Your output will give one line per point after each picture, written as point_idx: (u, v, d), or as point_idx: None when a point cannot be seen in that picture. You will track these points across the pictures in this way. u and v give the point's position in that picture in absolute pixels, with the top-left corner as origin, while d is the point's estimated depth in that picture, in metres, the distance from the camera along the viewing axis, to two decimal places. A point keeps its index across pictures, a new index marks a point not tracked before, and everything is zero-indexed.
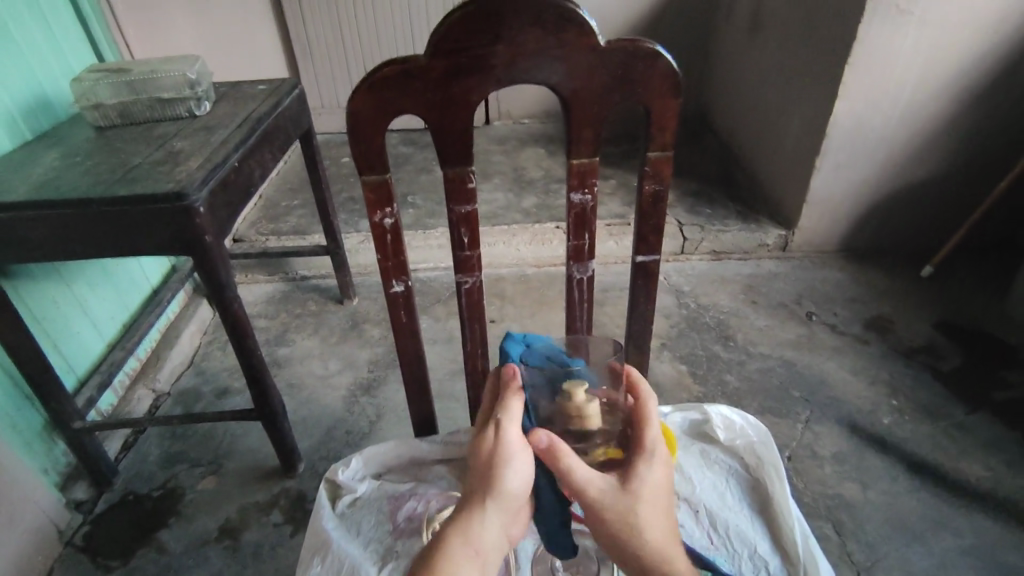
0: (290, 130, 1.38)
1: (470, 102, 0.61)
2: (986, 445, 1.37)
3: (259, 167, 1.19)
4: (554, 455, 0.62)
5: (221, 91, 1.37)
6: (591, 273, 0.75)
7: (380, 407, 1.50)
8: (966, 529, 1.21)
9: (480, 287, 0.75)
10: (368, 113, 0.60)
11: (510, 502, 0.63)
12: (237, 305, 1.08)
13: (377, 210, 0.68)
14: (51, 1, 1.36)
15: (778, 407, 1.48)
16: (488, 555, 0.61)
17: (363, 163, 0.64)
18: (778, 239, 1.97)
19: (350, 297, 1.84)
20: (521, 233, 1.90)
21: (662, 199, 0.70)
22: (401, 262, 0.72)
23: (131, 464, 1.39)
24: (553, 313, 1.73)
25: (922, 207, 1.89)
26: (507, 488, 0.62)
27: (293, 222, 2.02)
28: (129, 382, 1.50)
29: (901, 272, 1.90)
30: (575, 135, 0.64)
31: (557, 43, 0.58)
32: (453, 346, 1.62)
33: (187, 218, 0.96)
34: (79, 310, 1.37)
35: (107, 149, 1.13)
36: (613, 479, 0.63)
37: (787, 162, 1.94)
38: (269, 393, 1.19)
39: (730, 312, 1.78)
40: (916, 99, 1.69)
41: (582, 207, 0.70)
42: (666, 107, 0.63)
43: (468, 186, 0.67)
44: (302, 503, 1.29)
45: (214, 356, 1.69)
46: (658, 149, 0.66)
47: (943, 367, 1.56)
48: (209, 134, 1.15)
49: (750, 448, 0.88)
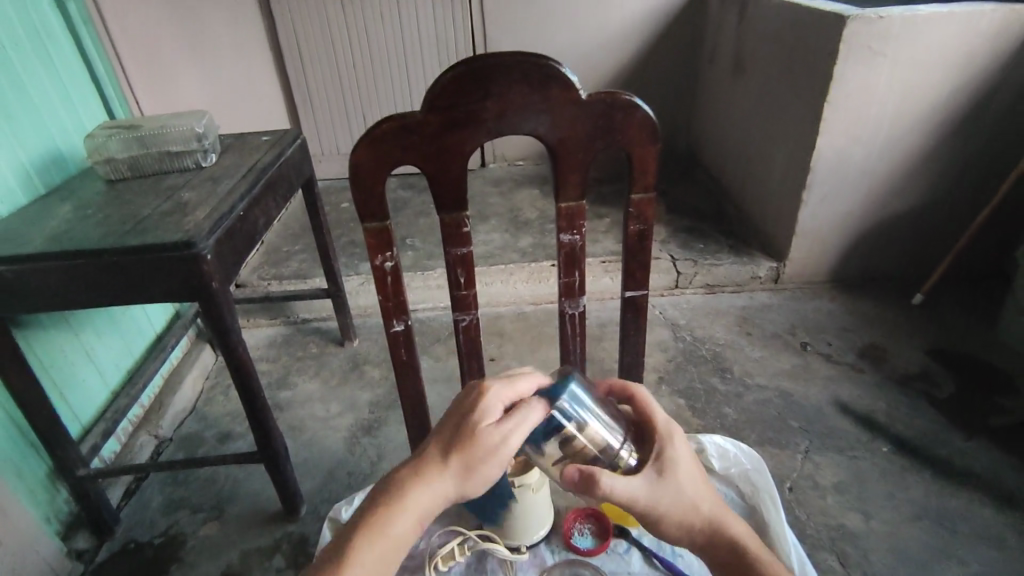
0: (293, 178, 1.43)
1: (464, 153, 0.66)
2: (985, 471, 1.37)
3: (263, 215, 1.24)
4: (591, 480, 0.60)
5: (226, 143, 1.43)
6: (582, 308, 0.79)
7: (381, 447, 1.51)
8: (970, 557, 1.21)
9: (477, 324, 0.78)
10: (368, 165, 0.65)
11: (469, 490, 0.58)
12: (241, 349, 1.11)
13: (377, 254, 0.71)
14: (67, 64, 1.44)
15: (777, 438, 1.49)
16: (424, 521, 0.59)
17: (365, 210, 0.68)
18: (769, 271, 2.01)
19: (351, 338, 1.86)
20: (518, 272, 1.94)
21: (647, 237, 0.74)
22: (401, 302, 0.76)
23: (132, 512, 1.39)
24: (551, 350, 1.75)
25: (908, 237, 1.94)
26: (476, 483, 0.57)
27: (295, 266, 2.06)
28: (132, 429, 1.51)
29: (892, 301, 1.93)
30: (562, 180, 0.69)
31: (542, 98, 0.63)
32: (452, 385, 1.64)
33: (194, 265, 1.00)
34: (85, 358, 1.39)
35: (117, 201, 1.18)
36: (647, 476, 0.63)
37: (774, 197, 2.00)
38: (272, 435, 1.21)
39: (725, 344, 1.80)
40: (894, 133, 1.76)
41: (571, 246, 0.73)
42: (645, 153, 0.67)
43: (464, 230, 0.71)
44: (304, 547, 1.29)
45: (216, 400, 1.71)
46: (641, 191, 0.70)
47: (938, 394, 1.58)
48: (216, 185, 1.20)
49: (745, 477, 0.89)
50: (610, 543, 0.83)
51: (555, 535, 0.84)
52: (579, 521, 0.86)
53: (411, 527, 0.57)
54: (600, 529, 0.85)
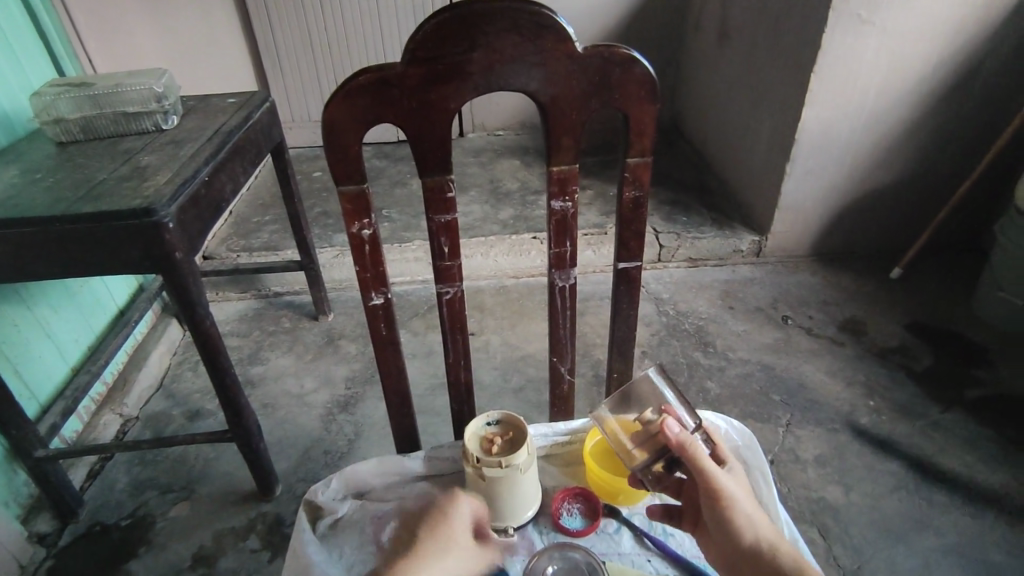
0: (262, 142, 1.35)
1: (448, 110, 0.60)
2: (962, 443, 1.40)
3: (230, 181, 1.16)
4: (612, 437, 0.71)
5: (189, 105, 1.34)
6: (573, 281, 0.74)
7: (358, 425, 1.47)
8: (948, 527, 1.23)
9: (461, 297, 0.74)
10: (343, 121, 0.59)
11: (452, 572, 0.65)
12: (209, 322, 1.04)
13: (354, 220, 0.66)
14: (8, 16, 1.32)
15: (760, 412, 1.49)
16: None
17: (341, 173, 0.62)
18: (751, 244, 1.99)
19: (326, 313, 1.80)
20: (499, 244, 1.89)
21: (642, 205, 0.69)
22: (380, 273, 0.71)
23: (97, 493, 1.33)
24: (533, 324, 1.72)
25: (888, 211, 1.94)
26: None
27: (265, 238, 1.98)
28: (95, 408, 1.44)
29: (871, 274, 1.94)
30: (554, 142, 0.64)
31: (534, 49, 0.58)
32: (432, 360, 1.60)
33: (155, 234, 0.93)
34: (41, 333, 1.31)
35: (68, 165, 1.09)
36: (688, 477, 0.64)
37: (759, 169, 1.97)
38: (244, 412, 1.16)
39: (708, 318, 1.79)
40: (880, 106, 1.75)
41: (562, 214, 0.69)
42: (644, 114, 0.63)
43: (447, 195, 0.66)
44: (279, 528, 1.25)
45: (184, 377, 1.64)
46: (637, 155, 0.66)
47: (915, 367, 1.60)
48: (177, 149, 1.12)
49: (735, 453, 0.80)
50: (600, 524, 0.78)
51: (543, 515, 0.79)
52: (568, 501, 0.81)
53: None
54: (589, 509, 0.80)
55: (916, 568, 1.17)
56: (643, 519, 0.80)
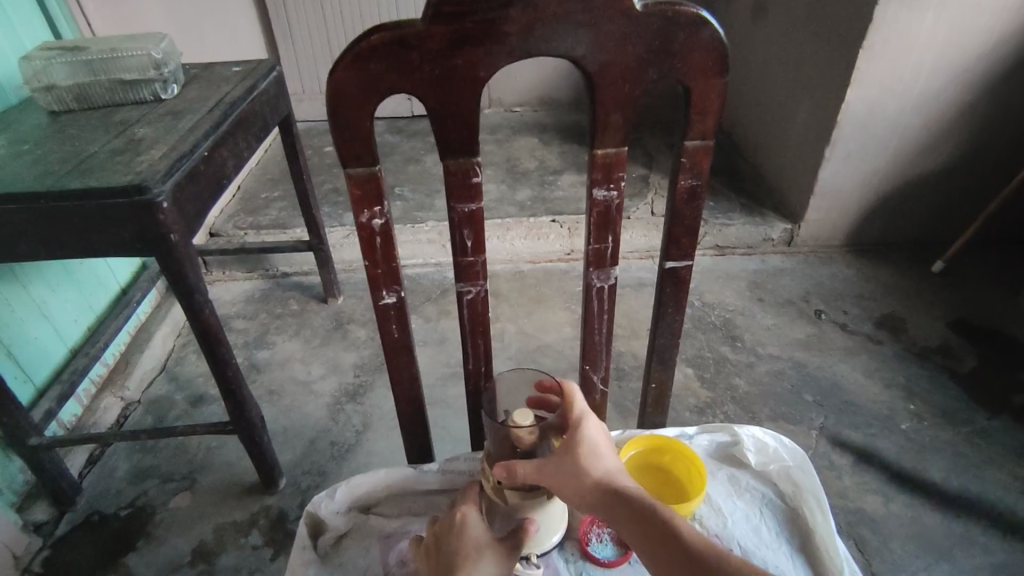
0: (268, 115, 1.26)
1: (478, 79, 0.51)
2: (1010, 453, 1.30)
3: (233, 156, 1.08)
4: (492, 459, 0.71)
5: (191, 73, 1.25)
6: (613, 280, 0.67)
7: (367, 415, 1.40)
8: (995, 545, 1.15)
9: (484, 297, 0.66)
10: (353, 91, 0.50)
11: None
12: (209, 310, 0.97)
13: (364, 208, 0.58)
14: None
15: (791, 413, 1.40)
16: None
17: (349, 152, 0.54)
18: (783, 233, 1.88)
19: (335, 296, 1.73)
20: (516, 227, 1.80)
21: (699, 195, 0.61)
22: (392, 269, 0.63)
23: (96, 481, 1.28)
24: (551, 313, 1.64)
25: (932, 200, 1.83)
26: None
27: (274, 215, 1.90)
28: (95, 390, 1.39)
29: (910, 267, 1.83)
30: (601, 120, 0.55)
31: (583, 8, 0.48)
32: (445, 349, 1.53)
33: (148, 213, 0.85)
34: (37, 313, 1.25)
35: (59, 136, 1.01)
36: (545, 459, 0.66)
37: (794, 153, 1.85)
38: (246, 403, 1.09)
39: (736, 311, 1.69)
40: (932, 86, 1.62)
41: (605, 205, 0.60)
42: (708, 88, 0.54)
43: (473, 181, 0.57)
44: (283, 524, 1.19)
45: (188, 359, 1.58)
46: (697, 137, 0.57)
47: (959, 368, 1.50)
48: (176, 120, 1.04)
49: (786, 475, 0.75)
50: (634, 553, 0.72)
51: (569, 540, 0.73)
52: (598, 526, 0.75)
53: None
54: None
55: None
56: None
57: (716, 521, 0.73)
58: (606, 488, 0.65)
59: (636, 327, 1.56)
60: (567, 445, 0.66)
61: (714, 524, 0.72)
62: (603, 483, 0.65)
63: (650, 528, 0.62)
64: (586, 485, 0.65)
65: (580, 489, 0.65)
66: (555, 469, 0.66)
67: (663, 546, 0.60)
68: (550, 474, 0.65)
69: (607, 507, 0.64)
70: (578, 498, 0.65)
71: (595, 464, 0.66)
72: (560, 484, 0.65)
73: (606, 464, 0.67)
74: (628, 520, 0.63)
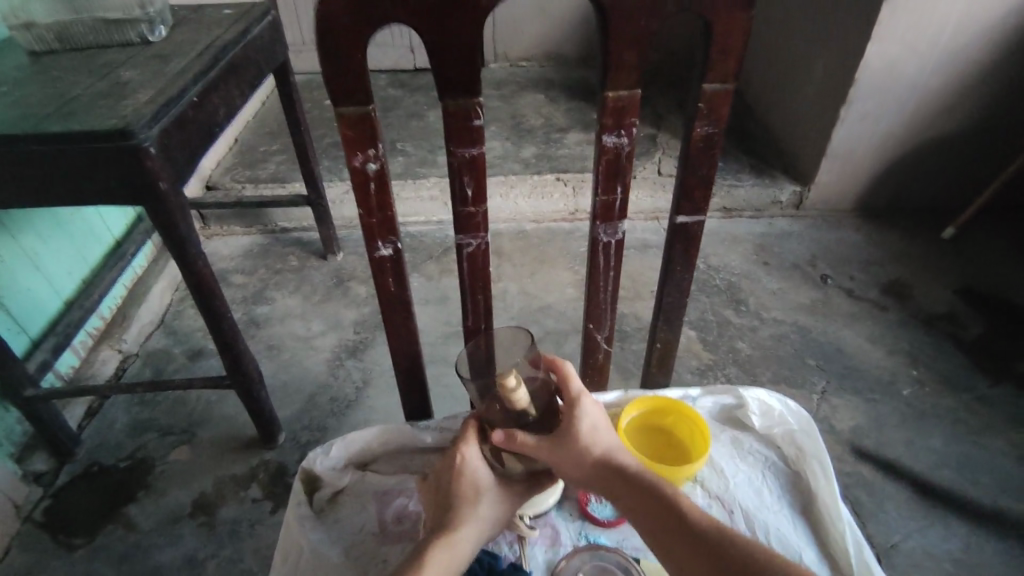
0: (263, 62, 1.21)
1: (481, 10, 0.49)
2: (1012, 421, 1.29)
3: (225, 103, 1.04)
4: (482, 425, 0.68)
5: (181, 15, 1.19)
6: (620, 235, 0.65)
7: (366, 372, 1.39)
8: (992, 511, 1.15)
9: (485, 250, 0.64)
10: (344, 19, 0.47)
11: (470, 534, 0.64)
12: (202, 262, 0.95)
13: (357, 151, 0.55)
14: None
15: (793, 377, 1.39)
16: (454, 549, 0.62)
17: (339, 88, 0.51)
18: (792, 196, 1.84)
19: (334, 253, 1.70)
20: (519, 185, 1.75)
21: (714, 143, 0.61)
22: (387, 218, 0.60)
23: (95, 432, 1.28)
24: (553, 273, 1.61)
25: (947, 164, 1.77)
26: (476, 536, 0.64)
27: (272, 169, 1.86)
28: (92, 343, 1.38)
29: (921, 232, 1.79)
30: (615, 58, 0.53)
31: None
32: (445, 307, 1.51)
33: (136, 160, 0.82)
34: (29, 264, 1.23)
35: (42, 78, 0.96)
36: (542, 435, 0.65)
37: (807, 112, 1.79)
38: (242, 358, 1.08)
39: (741, 274, 1.66)
40: (955, 43, 1.55)
41: (615, 152, 0.59)
42: (731, 24, 0.52)
43: (474, 124, 0.54)
44: (282, 478, 1.19)
45: (186, 314, 1.56)
46: (716, 82, 0.56)
47: (965, 336, 1.48)
48: (164, 64, 0.99)
49: (790, 438, 0.74)
50: None
51: (568, 500, 0.74)
52: None
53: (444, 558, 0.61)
54: None
55: (955, 553, 1.10)
56: None
57: (716, 482, 0.72)
58: (606, 468, 0.65)
59: (639, 289, 1.53)
60: (563, 426, 0.65)
61: (714, 485, 0.72)
62: (602, 463, 0.65)
63: (651, 508, 0.62)
64: (586, 466, 0.65)
65: (581, 470, 0.65)
66: (552, 449, 0.64)
67: (665, 527, 0.61)
68: (548, 453, 0.64)
69: (609, 487, 0.65)
70: (580, 478, 0.65)
71: (594, 442, 0.65)
72: (559, 464, 0.65)
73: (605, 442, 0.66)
74: (630, 501, 0.63)
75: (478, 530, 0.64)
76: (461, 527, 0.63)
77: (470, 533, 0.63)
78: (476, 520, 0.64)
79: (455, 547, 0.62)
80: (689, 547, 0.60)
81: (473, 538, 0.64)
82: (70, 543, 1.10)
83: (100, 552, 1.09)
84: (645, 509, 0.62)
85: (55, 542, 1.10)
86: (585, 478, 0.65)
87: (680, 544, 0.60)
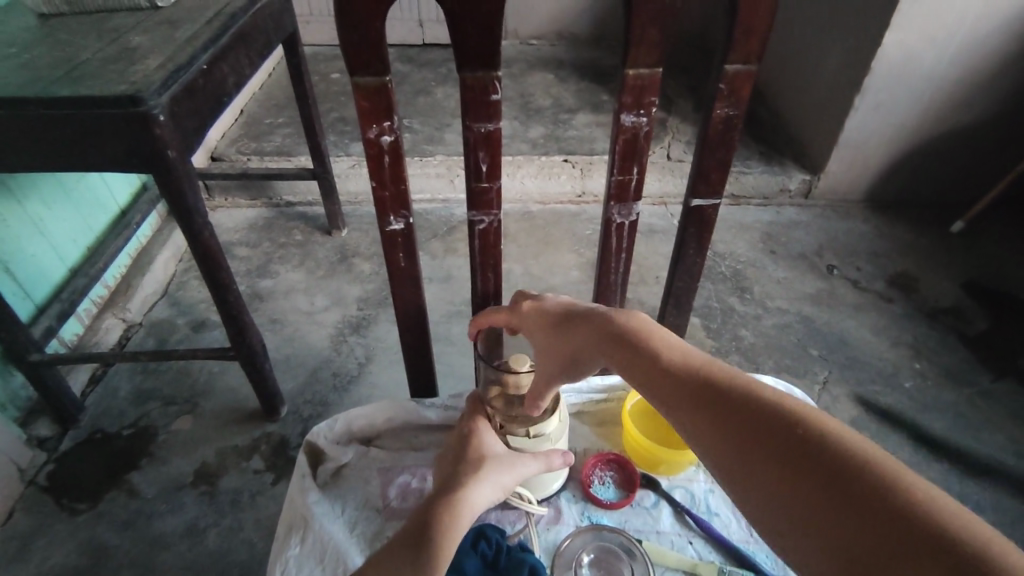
0: (272, 31, 1.18)
1: None
2: (1012, 416, 1.30)
3: (234, 72, 1.02)
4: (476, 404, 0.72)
5: None
6: (634, 216, 0.65)
7: (369, 348, 1.39)
8: (988, 504, 1.16)
9: (497, 229, 0.64)
10: None
11: (473, 497, 0.60)
12: (208, 232, 0.94)
13: (372, 122, 0.54)
14: None
15: (795, 366, 1.39)
16: (460, 507, 0.59)
17: (357, 59, 0.50)
18: (801, 184, 1.82)
19: (339, 229, 1.69)
20: (527, 165, 1.74)
21: (734, 124, 0.60)
22: (400, 193, 0.59)
23: (98, 400, 1.28)
24: (559, 255, 1.61)
25: (959, 157, 1.75)
26: (477, 499, 0.60)
27: (278, 142, 1.84)
28: (96, 311, 1.38)
29: (930, 225, 1.77)
30: (637, 34, 0.52)
31: None
32: (450, 286, 1.50)
33: (144, 127, 0.81)
34: (34, 229, 1.22)
35: (49, 41, 0.95)
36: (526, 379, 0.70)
37: (818, 100, 1.76)
38: (247, 330, 1.08)
39: (747, 262, 1.66)
40: (975, 35, 1.53)
41: (634, 131, 0.58)
42: (758, 1, 0.51)
43: (492, 97, 0.54)
44: (284, 450, 1.20)
45: (190, 284, 1.56)
46: (740, 61, 0.55)
47: (969, 331, 1.47)
48: (173, 30, 0.97)
49: None
50: (636, 496, 0.73)
51: (572, 481, 0.75)
52: (600, 468, 0.76)
53: (447, 514, 0.58)
54: (624, 477, 0.75)
55: None
56: (685, 494, 0.74)
57: None
58: (611, 333, 0.60)
59: (645, 273, 1.53)
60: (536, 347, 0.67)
61: None
62: (587, 339, 0.61)
63: (652, 377, 0.56)
64: (589, 335, 0.61)
65: (582, 342, 0.62)
66: (545, 335, 0.65)
67: (684, 395, 0.54)
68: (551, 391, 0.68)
69: (614, 355, 0.59)
70: (583, 353, 0.62)
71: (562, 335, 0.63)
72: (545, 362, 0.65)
73: (593, 309, 0.63)
74: (641, 366, 0.57)
75: (482, 492, 0.61)
76: (466, 488, 0.60)
77: (476, 499, 0.60)
78: (481, 485, 0.62)
79: (460, 507, 0.59)
80: (704, 408, 0.52)
81: (479, 506, 0.61)
82: (73, 508, 1.11)
83: (102, 517, 1.10)
84: (645, 374, 0.57)
85: (58, 506, 1.11)
86: (588, 353, 0.62)
87: (689, 402, 0.54)
